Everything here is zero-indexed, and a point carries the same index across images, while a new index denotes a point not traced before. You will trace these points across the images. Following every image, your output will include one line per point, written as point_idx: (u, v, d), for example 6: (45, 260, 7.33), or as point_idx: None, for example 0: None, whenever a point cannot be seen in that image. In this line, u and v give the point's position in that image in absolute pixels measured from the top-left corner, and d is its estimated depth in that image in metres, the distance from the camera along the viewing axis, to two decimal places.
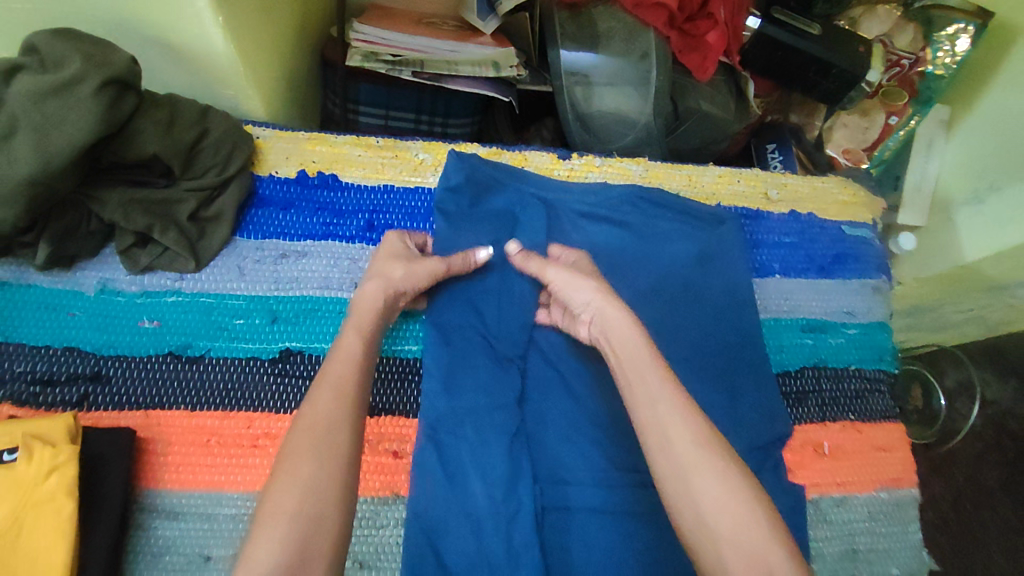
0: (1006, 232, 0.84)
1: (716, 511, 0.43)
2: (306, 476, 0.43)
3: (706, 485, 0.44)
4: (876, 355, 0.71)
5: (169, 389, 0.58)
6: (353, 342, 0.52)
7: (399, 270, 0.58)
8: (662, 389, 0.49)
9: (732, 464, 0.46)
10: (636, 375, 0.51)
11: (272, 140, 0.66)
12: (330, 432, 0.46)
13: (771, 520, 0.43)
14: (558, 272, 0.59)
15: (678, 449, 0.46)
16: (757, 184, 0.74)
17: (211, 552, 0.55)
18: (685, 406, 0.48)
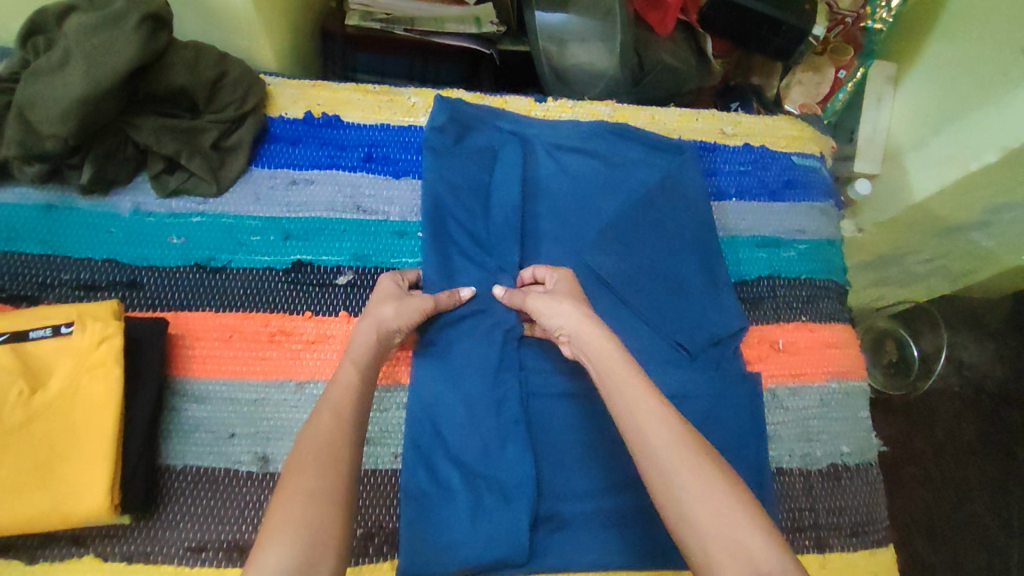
0: (948, 167, 0.93)
1: (695, 500, 0.44)
2: (312, 489, 0.45)
3: (682, 476, 0.45)
4: (826, 267, 0.79)
5: (195, 293, 0.66)
6: (349, 372, 0.56)
7: (389, 310, 0.61)
8: (640, 394, 0.51)
9: (709, 457, 0.47)
10: (612, 384, 0.53)
11: (282, 87, 0.76)
12: (332, 448, 0.49)
13: (749, 506, 0.44)
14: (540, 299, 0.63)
15: (655, 445, 0.48)
16: (714, 121, 0.83)
17: (235, 430, 0.63)
18: (663, 408, 0.50)
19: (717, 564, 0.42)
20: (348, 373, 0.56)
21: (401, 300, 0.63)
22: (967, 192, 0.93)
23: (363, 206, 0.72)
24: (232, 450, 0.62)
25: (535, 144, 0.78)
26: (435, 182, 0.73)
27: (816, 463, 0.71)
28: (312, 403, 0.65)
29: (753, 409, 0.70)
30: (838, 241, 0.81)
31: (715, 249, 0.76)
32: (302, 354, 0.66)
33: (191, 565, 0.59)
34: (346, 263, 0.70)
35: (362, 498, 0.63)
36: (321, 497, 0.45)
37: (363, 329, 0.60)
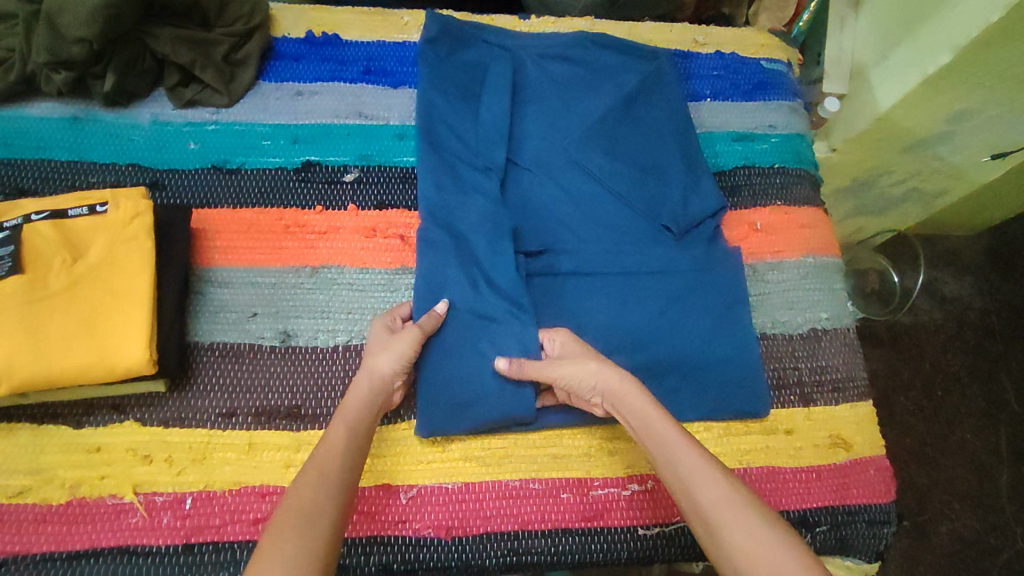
0: (908, 76, 1.00)
1: (749, 561, 0.45)
2: (290, 548, 0.44)
3: (734, 536, 0.47)
4: (798, 158, 0.85)
5: (213, 192, 0.72)
6: (339, 433, 0.56)
7: (383, 362, 0.61)
8: (686, 453, 0.52)
9: (762, 514, 0.48)
10: (656, 441, 0.54)
11: (283, 11, 0.82)
12: (316, 505, 0.49)
13: (801, 557, 0.44)
14: (563, 368, 0.61)
15: (706, 505, 0.49)
16: (687, 33, 0.89)
17: (257, 310, 0.67)
18: (708, 465, 0.51)
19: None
20: (337, 433, 0.55)
21: (392, 346, 0.62)
22: (927, 96, 0.99)
23: (364, 112, 0.78)
24: (254, 327, 0.67)
25: (520, 55, 0.83)
26: (429, 92, 0.78)
27: (797, 328, 0.77)
28: (327, 286, 0.69)
29: (736, 282, 0.75)
30: (808, 136, 0.87)
31: (693, 144, 0.81)
32: (316, 243, 0.71)
33: (222, 429, 0.62)
34: (351, 163, 0.75)
35: None
36: (306, 552, 0.45)
37: (356, 385, 0.60)
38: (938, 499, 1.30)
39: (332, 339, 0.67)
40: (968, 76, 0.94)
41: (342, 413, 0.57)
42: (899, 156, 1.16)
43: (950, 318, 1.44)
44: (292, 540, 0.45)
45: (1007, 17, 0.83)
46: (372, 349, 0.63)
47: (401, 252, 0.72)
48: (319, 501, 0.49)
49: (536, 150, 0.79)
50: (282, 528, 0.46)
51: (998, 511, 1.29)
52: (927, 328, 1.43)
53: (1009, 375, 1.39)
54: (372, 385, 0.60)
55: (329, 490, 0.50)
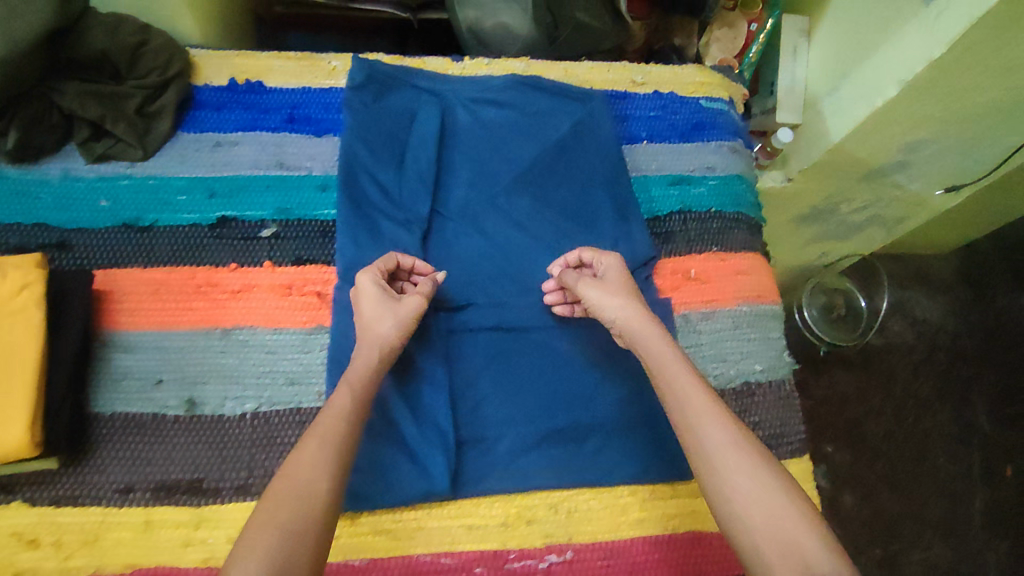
0: (857, 107, 0.96)
1: (748, 500, 0.51)
2: (284, 522, 0.48)
3: (736, 478, 0.52)
4: (735, 202, 0.83)
5: (123, 251, 0.69)
6: (343, 398, 0.57)
7: (388, 325, 0.62)
8: (697, 396, 0.57)
9: (761, 460, 0.53)
10: (669, 382, 0.59)
11: (206, 57, 0.79)
12: (311, 486, 0.50)
13: (797, 505, 0.50)
14: (591, 290, 0.66)
15: (712, 446, 0.54)
16: (625, 72, 0.87)
17: (163, 376, 0.65)
18: (717, 411, 0.56)
19: (769, 555, 0.48)
20: (338, 402, 0.56)
21: (395, 304, 0.63)
22: (877, 128, 0.97)
23: (286, 163, 0.75)
24: (159, 395, 0.65)
25: (448, 98, 0.81)
26: (351, 141, 0.75)
27: (730, 382, 0.74)
28: (238, 349, 0.68)
29: (664, 335, 0.73)
30: (747, 178, 0.86)
31: (627, 190, 0.79)
32: (229, 303, 0.69)
33: (118, 506, 0.60)
34: (269, 217, 0.73)
35: (287, 436, 0.65)
36: (295, 529, 0.48)
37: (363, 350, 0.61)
38: (907, 527, 1.35)
39: (240, 406, 0.66)
40: (917, 110, 0.93)
41: (347, 376, 0.59)
42: (856, 185, 1.15)
43: (922, 342, 1.51)
44: (283, 517, 0.48)
45: (949, 55, 0.81)
46: (367, 309, 0.63)
47: (317, 310, 0.70)
48: (312, 483, 0.51)
49: (464, 197, 0.76)
50: (276, 504, 0.49)
51: (965, 537, 1.35)
52: (900, 351, 1.50)
53: (980, 399, 1.46)
54: (380, 351, 0.61)
55: (326, 455, 0.52)
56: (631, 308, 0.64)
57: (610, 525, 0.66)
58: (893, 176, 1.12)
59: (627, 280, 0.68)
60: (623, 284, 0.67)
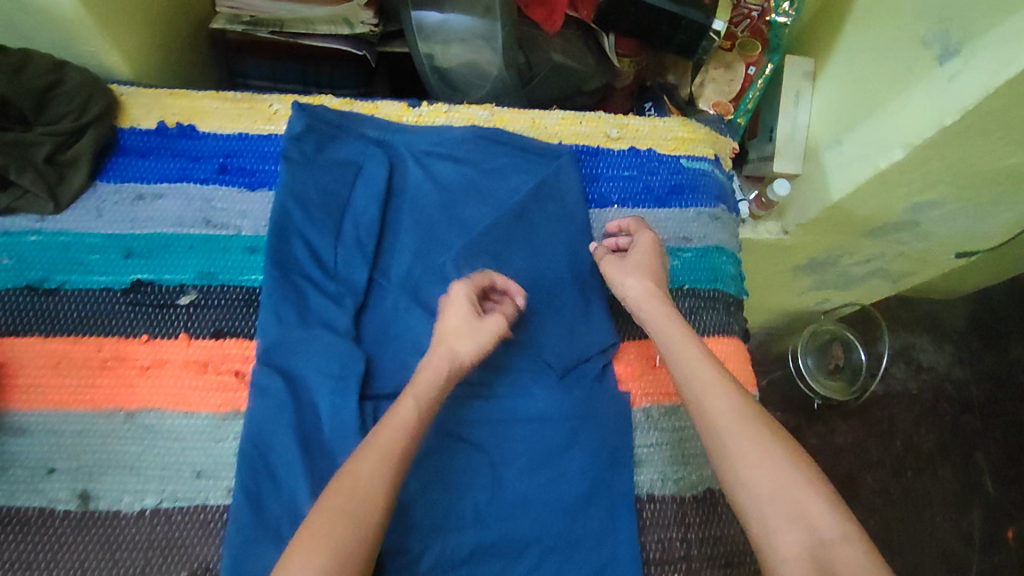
0: (860, 167, 0.86)
1: (755, 475, 0.53)
2: (337, 541, 0.47)
3: (742, 450, 0.54)
4: (713, 276, 0.75)
5: (24, 317, 0.63)
6: (409, 407, 0.54)
7: (468, 347, 0.59)
8: (703, 370, 0.59)
9: (767, 431, 0.55)
10: (675, 356, 0.60)
11: (135, 96, 0.72)
12: (365, 501, 0.49)
13: (808, 477, 0.52)
14: (611, 263, 0.69)
15: (717, 419, 0.56)
16: (599, 124, 0.80)
17: (56, 465, 0.59)
18: (722, 383, 0.58)
19: (777, 522, 0.51)
20: (404, 410, 0.54)
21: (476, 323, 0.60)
22: (884, 190, 0.87)
23: (212, 220, 0.68)
24: (49, 487, 0.58)
25: (401, 150, 0.74)
26: (283, 199, 0.67)
27: (690, 487, 0.67)
28: (143, 434, 0.61)
29: (618, 433, 0.66)
30: (728, 248, 0.77)
31: (586, 271, 0.73)
32: (137, 381, 0.62)
33: None
34: (189, 282, 0.66)
35: (189, 538, 0.58)
36: (346, 550, 0.47)
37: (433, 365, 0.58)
38: None
39: (139, 502, 0.59)
40: (923, 175, 0.83)
41: (414, 392, 0.56)
42: (859, 240, 1.05)
43: (926, 391, 1.43)
44: (334, 539, 0.47)
45: (961, 123, 0.71)
46: (452, 322, 0.60)
47: (234, 392, 0.63)
48: (366, 502, 0.49)
49: (411, 264, 0.69)
50: (330, 523, 0.48)
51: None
52: (901, 401, 1.41)
53: (985, 456, 1.38)
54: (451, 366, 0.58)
55: (384, 473, 0.51)
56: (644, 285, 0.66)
57: None
58: (900, 237, 1.02)
59: (655, 252, 0.68)
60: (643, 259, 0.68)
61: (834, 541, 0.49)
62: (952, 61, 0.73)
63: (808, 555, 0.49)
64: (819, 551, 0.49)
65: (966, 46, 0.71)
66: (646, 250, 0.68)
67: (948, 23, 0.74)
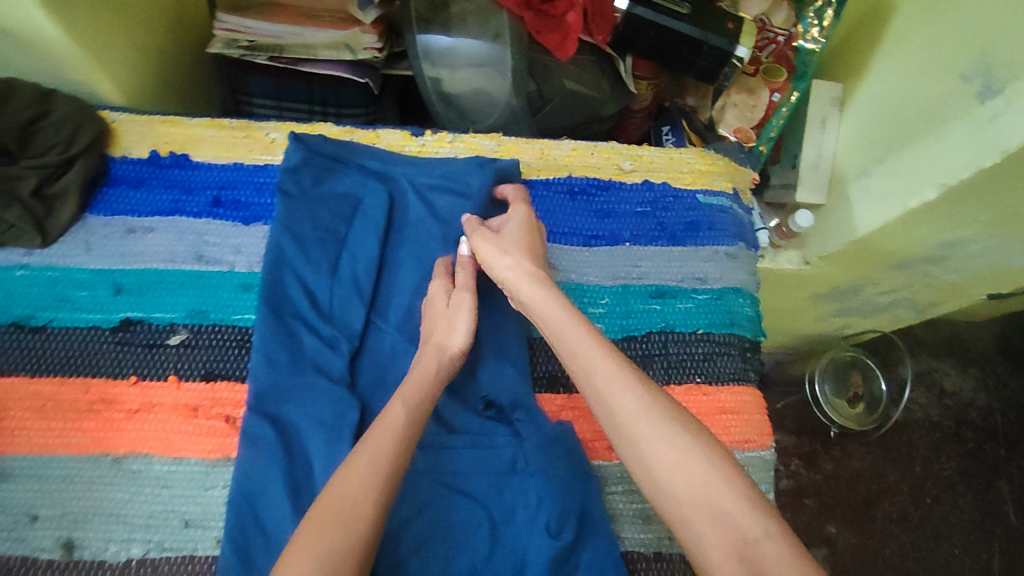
0: (891, 202, 0.81)
1: (663, 470, 0.48)
2: (324, 552, 0.45)
3: (648, 444, 0.49)
4: (729, 319, 0.71)
5: (10, 356, 0.61)
6: (396, 412, 0.54)
7: (449, 337, 0.61)
8: (594, 357, 0.53)
9: (670, 416, 0.50)
10: (564, 345, 0.56)
11: (127, 123, 0.70)
12: (356, 511, 0.47)
13: (714, 461, 0.48)
14: (484, 243, 0.63)
15: (617, 410, 0.51)
16: (611, 156, 0.77)
17: (38, 512, 0.57)
18: (614, 369, 0.53)
19: (697, 521, 0.46)
20: (394, 412, 0.54)
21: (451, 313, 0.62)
22: (913, 224, 0.82)
23: (205, 256, 0.66)
24: (30, 535, 0.56)
25: (402, 183, 0.71)
26: (280, 235, 0.65)
27: None
28: (129, 481, 0.59)
29: None
30: (746, 289, 0.74)
31: (592, 308, 0.69)
32: (123, 425, 0.60)
33: None
34: (180, 321, 0.64)
35: None
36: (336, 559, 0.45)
37: (423, 365, 0.59)
38: None
39: (122, 553, 0.57)
40: (959, 213, 0.78)
41: (403, 390, 0.56)
42: (884, 271, 1.00)
43: (947, 418, 1.37)
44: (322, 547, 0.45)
45: (1003, 164, 0.67)
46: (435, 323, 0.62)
47: (224, 438, 0.61)
48: (358, 510, 0.47)
49: (410, 303, 0.67)
50: (320, 533, 0.46)
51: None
52: (921, 428, 1.36)
53: (1008, 487, 1.32)
54: (439, 360, 0.59)
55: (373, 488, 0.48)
56: (526, 268, 0.61)
57: None
58: (929, 269, 0.97)
59: (529, 227, 0.65)
60: (521, 242, 0.63)
61: (758, 537, 0.44)
62: (994, 99, 0.68)
63: (734, 554, 0.44)
64: (745, 550, 0.44)
65: (1010, 86, 0.66)
66: (524, 226, 0.65)
67: (991, 58, 0.69)
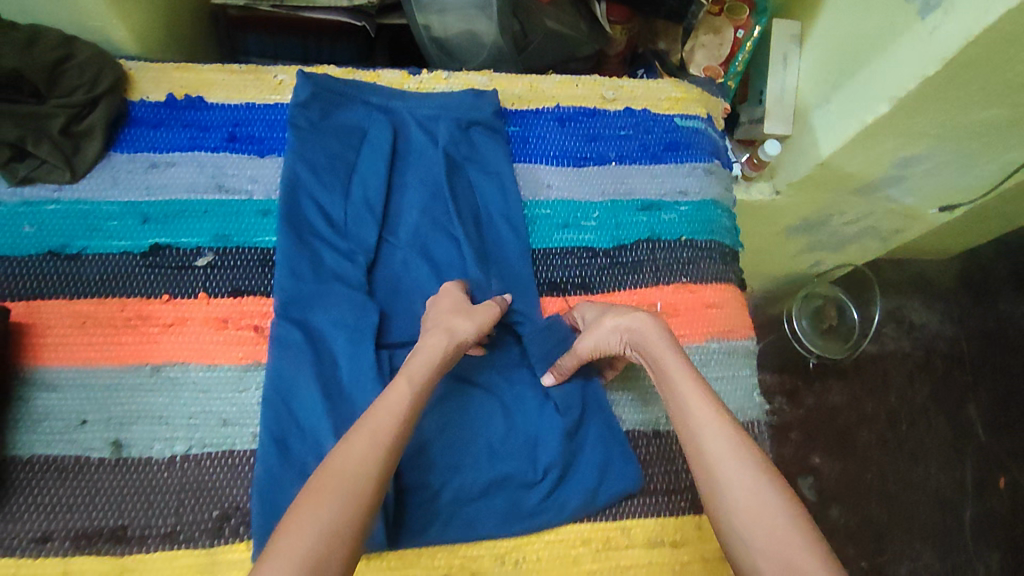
0: (849, 123, 0.89)
1: (749, 522, 0.50)
2: (326, 514, 0.47)
3: (735, 494, 0.51)
4: (708, 228, 0.78)
5: (48, 281, 0.65)
6: (403, 389, 0.57)
7: (462, 324, 0.62)
8: (700, 405, 0.57)
9: (764, 475, 0.52)
10: (671, 390, 0.59)
11: (142, 71, 0.75)
12: (360, 456, 0.51)
13: (800, 522, 0.49)
14: (590, 341, 0.64)
15: (713, 459, 0.54)
16: (595, 87, 0.82)
17: (87, 416, 0.62)
18: (719, 420, 0.55)
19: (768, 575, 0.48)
20: (399, 386, 0.57)
21: (471, 312, 0.64)
22: (870, 144, 0.90)
23: (225, 186, 0.71)
24: (82, 437, 0.62)
25: (403, 116, 0.76)
26: (295, 162, 0.70)
27: None
28: (169, 387, 0.64)
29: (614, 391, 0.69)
30: (723, 202, 0.80)
31: (584, 222, 0.76)
32: (160, 337, 0.65)
33: (32, 557, 0.57)
34: (206, 245, 0.69)
35: (219, 480, 0.62)
36: (334, 532, 0.47)
37: (434, 339, 0.61)
38: (899, 541, 1.30)
39: (169, 448, 0.62)
40: (909, 127, 0.86)
41: (409, 366, 0.59)
42: (848, 198, 1.08)
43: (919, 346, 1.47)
44: (322, 521, 0.47)
45: (943, 73, 0.74)
46: (443, 308, 0.64)
47: (255, 345, 0.66)
48: (361, 465, 0.51)
49: (420, 223, 0.72)
50: (331, 489, 0.49)
51: (959, 548, 1.30)
52: (894, 358, 1.45)
53: (976, 408, 1.41)
54: (449, 343, 0.61)
55: (376, 450, 0.52)
56: (637, 319, 0.64)
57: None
58: (890, 193, 1.06)
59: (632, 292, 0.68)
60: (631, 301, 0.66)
61: None
62: (932, 13, 0.75)
63: None
64: None
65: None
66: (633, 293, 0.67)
67: None
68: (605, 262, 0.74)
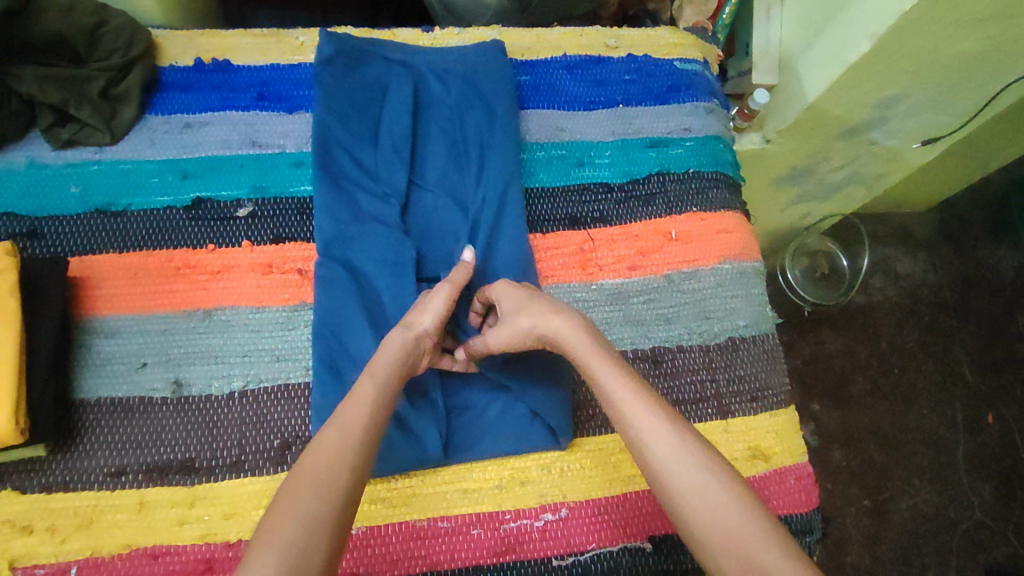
0: (832, 64, 0.95)
1: (704, 520, 0.46)
2: (313, 491, 0.45)
3: (685, 493, 0.48)
4: (713, 161, 0.83)
5: (98, 237, 0.68)
6: (366, 386, 0.55)
7: (422, 319, 0.62)
8: (635, 404, 0.53)
9: (714, 468, 0.48)
10: (603, 391, 0.55)
11: (170, 37, 0.78)
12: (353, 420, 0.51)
13: (757, 513, 0.46)
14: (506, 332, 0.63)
15: (655, 461, 0.50)
16: (597, 37, 0.87)
17: (146, 359, 0.66)
18: (657, 417, 0.52)
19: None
20: (365, 385, 0.55)
21: (427, 306, 0.64)
22: (854, 84, 0.96)
23: (258, 141, 0.74)
24: (143, 379, 0.65)
25: (420, 70, 0.80)
26: (324, 114, 0.73)
27: (713, 338, 0.76)
28: (221, 329, 0.67)
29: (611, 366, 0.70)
30: (725, 137, 0.86)
31: (598, 161, 0.80)
32: (208, 284, 0.68)
33: (111, 488, 0.61)
34: (245, 196, 0.72)
35: (276, 412, 0.65)
36: (315, 520, 0.44)
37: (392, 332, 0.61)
38: (897, 473, 1.37)
39: (227, 385, 0.66)
40: (889, 65, 0.92)
41: (371, 364, 0.57)
42: (834, 144, 1.14)
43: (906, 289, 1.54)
44: (306, 501, 0.45)
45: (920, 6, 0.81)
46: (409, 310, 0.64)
47: (299, 286, 0.69)
48: (353, 436, 0.50)
49: (446, 168, 0.76)
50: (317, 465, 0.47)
51: (955, 484, 1.37)
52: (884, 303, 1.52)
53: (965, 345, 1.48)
54: (406, 336, 0.60)
55: (360, 427, 0.51)
56: (559, 320, 0.60)
57: (603, 483, 0.68)
58: (873, 136, 1.12)
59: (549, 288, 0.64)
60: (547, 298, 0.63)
61: None
62: None
63: None
64: None
65: None
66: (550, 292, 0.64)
67: None
68: (620, 196, 0.79)
